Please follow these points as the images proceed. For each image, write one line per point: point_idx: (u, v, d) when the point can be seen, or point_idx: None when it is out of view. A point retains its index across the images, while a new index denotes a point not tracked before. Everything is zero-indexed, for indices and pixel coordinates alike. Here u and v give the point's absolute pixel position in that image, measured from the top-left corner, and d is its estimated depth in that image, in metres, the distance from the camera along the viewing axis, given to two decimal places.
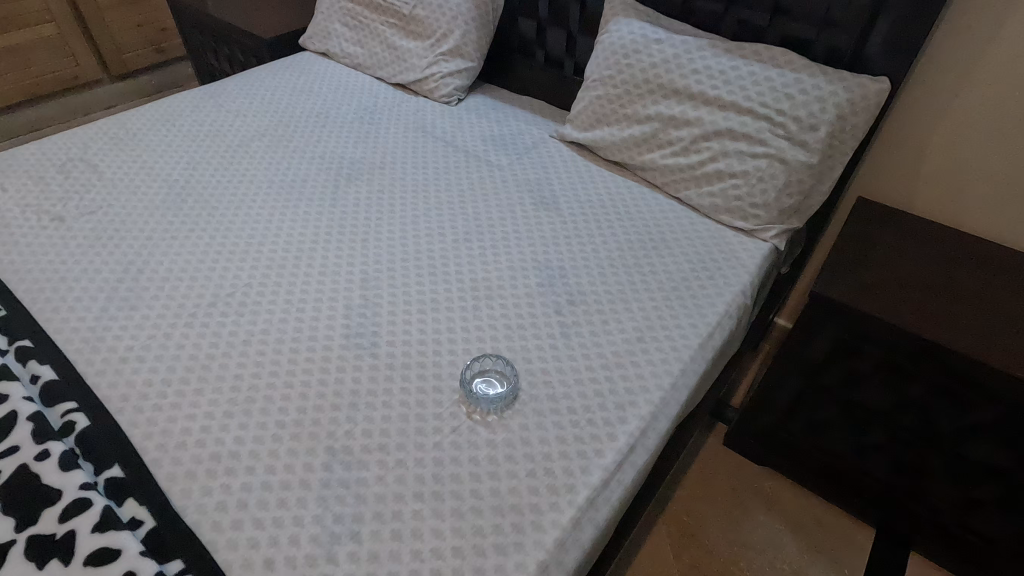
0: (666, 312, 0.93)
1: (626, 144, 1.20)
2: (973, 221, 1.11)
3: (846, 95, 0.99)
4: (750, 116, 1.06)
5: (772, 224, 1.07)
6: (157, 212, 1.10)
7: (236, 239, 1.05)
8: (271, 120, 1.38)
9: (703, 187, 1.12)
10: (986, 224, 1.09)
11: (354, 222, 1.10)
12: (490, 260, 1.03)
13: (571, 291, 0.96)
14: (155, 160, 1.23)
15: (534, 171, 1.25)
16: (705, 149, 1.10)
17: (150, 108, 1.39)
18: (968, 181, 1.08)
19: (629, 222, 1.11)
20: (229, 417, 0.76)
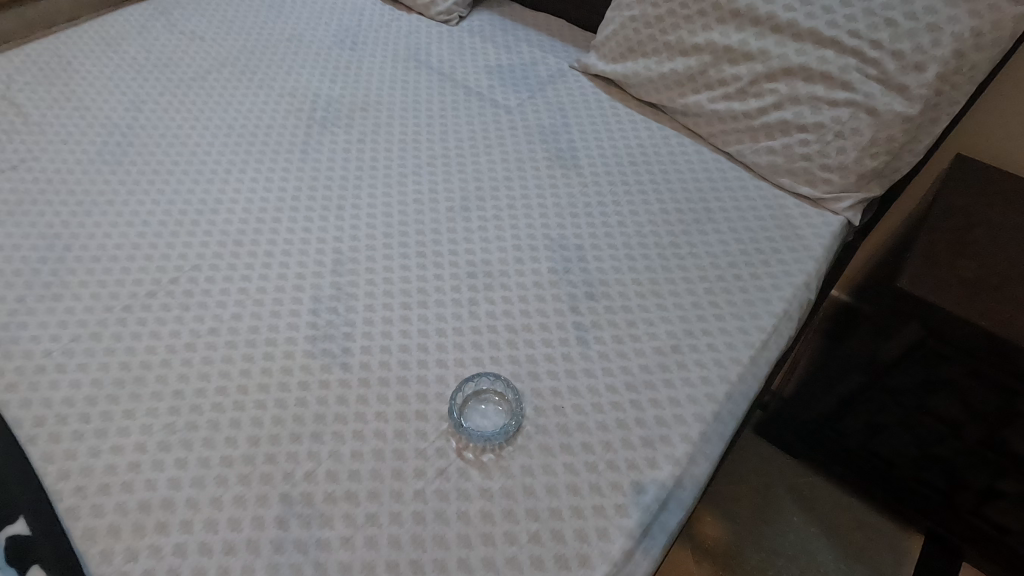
0: (710, 311, 0.74)
1: (666, 81, 0.96)
2: None
3: (970, 22, 0.74)
4: (833, 49, 0.82)
5: (845, 193, 0.85)
6: (90, 166, 0.91)
7: (186, 205, 0.87)
8: (233, 44, 1.14)
9: (761, 141, 0.89)
10: None
11: (329, 181, 0.91)
12: (492, 235, 0.83)
13: (592, 280, 0.78)
14: (92, 98, 1.02)
15: (549, 115, 1.02)
16: (768, 92, 0.87)
17: (88, 28, 1.15)
18: None
19: (665, 186, 0.90)
20: (165, 449, 0.62)
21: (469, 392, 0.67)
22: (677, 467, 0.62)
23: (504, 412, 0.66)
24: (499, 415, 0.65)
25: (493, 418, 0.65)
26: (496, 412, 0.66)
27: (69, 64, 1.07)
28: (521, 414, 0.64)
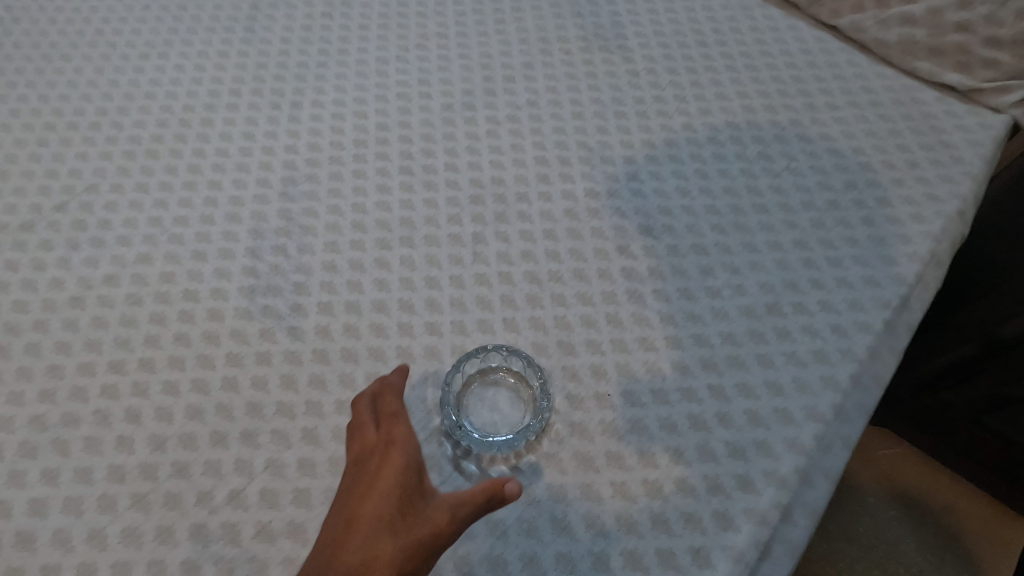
0: (822, 253, 0.52)
1: None
2: None
3: None
4: None
5: (1014, 82, 0.61)
6: None
7: (73, 89, 0.61)
8: None
9: (890, 9, 0.65)
10: None
11: (277, 56, 0.63)
12: (506, 142, 0.59)
13: (648, 208, 0.54)
14: None
15: None
16: None
17: None
18: None
19: (749, 73, 0.64)
20: (30, 456, 0.43)
21: (472, 373, 0.45)
22: (783, 493, 0.41)
23: (525, 403, 0.44)
24: (518, 407, 0.44)
25: (508, 412, 0.44)
26: (512, 403, 0.45)
27: None
28: (547, 412, 0.43)
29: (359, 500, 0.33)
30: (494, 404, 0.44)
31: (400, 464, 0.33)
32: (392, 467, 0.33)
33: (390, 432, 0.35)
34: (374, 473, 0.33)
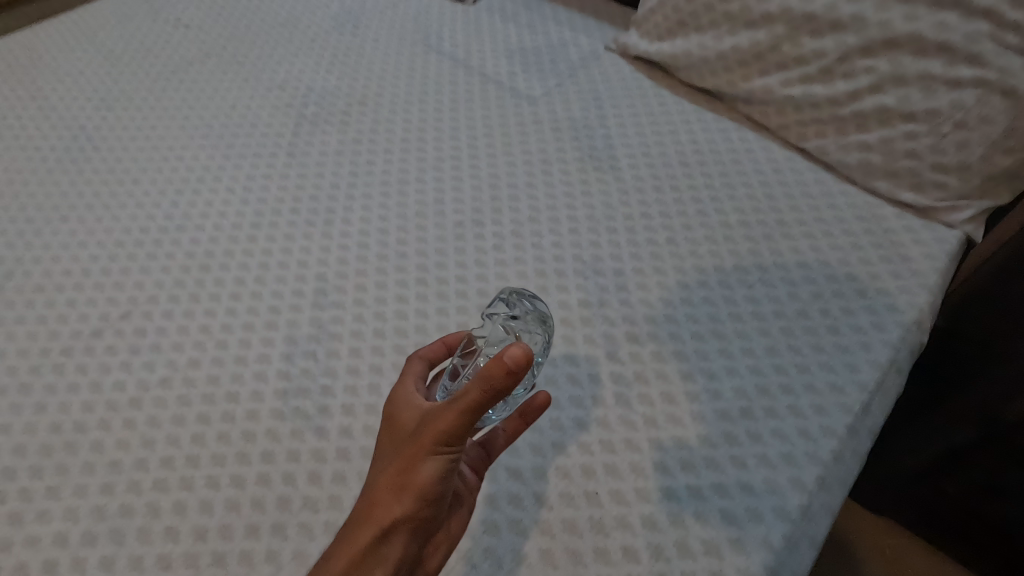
0: (790, 358, 0.57)
1: (725, 62, 0.78)
2: None
3: None
4: (953, 16, 0.62)
5: (965, 200, 0.66)
6: (45, 173, 0.78)
7: (150, 218, 0.73)
8: (221, 31, 1.01)
9: (850, 134, 0.70)
10: None
11: (316, 189, 0.76)
12: (508, 258, 0.68)
13: (633, 316, 0.61)
14: (55, 96, 0.89)
15: (580, 106, 0.85)
16: (862, 72, 0.68)
17: (63, 19, 1.04)
18: None
19: (724, 193, 0.73)
20: (89, 543, 0.50)
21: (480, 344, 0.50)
22: None
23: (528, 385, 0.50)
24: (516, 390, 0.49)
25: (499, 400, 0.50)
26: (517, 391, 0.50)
27: (37, 55, 0.96)
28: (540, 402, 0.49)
29: (381, 440, 0.42)
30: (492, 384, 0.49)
31: (401, 406, 0.42)
32: (397, 410, 0.42)
33: (395, 394, 0.44)
34: (396, 422, 0.42)
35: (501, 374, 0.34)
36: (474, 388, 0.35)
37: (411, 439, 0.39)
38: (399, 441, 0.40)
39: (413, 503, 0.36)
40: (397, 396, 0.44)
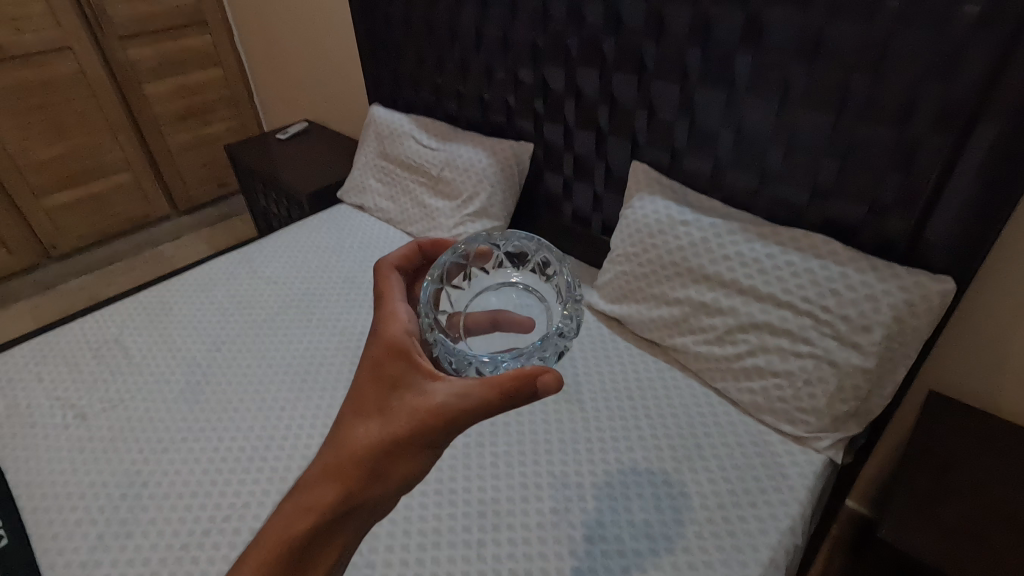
0: (699, 556, 0.80)
1: (656, 324, 1.11)
2: None
3: (903, 296, 0.87)
4: (790, 310, 0.95)
5: (824, 431, 0.94)
6: (173, 404, 1.10)
7: (245, 441, 1.02)
8: (299, 287, 1.39)
9: (741, 381, 1.00)
10: None
11: None
12: (502, 472, 0.94)
13: (589, 521, 0.86)
14: (180, 340, 1.25)
15: (557, 349, 1.18)
16: (741, 341, 1.00)
17: (187, 278, 1.45)
18: None
19: (659, 420, 1.01)
20: None
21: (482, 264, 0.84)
22: None
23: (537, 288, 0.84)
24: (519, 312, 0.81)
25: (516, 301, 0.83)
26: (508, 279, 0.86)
27: (169, 308, 1.34)
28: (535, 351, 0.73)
29: (382, 401, 0.62)
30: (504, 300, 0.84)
31: (399, 382, 0.62)
32: (397, 384, 0.62)
33: (391, 367, 0.63)
34: (395, 392, 0.62)
35: (516, 390, 0.58)
36: (489, 399, 0.58)
37: (416, 407, 0.61)
38: (398, 401, 0.62)
39: (413, 466, 0.61)
40: (390, 353, 0.64)
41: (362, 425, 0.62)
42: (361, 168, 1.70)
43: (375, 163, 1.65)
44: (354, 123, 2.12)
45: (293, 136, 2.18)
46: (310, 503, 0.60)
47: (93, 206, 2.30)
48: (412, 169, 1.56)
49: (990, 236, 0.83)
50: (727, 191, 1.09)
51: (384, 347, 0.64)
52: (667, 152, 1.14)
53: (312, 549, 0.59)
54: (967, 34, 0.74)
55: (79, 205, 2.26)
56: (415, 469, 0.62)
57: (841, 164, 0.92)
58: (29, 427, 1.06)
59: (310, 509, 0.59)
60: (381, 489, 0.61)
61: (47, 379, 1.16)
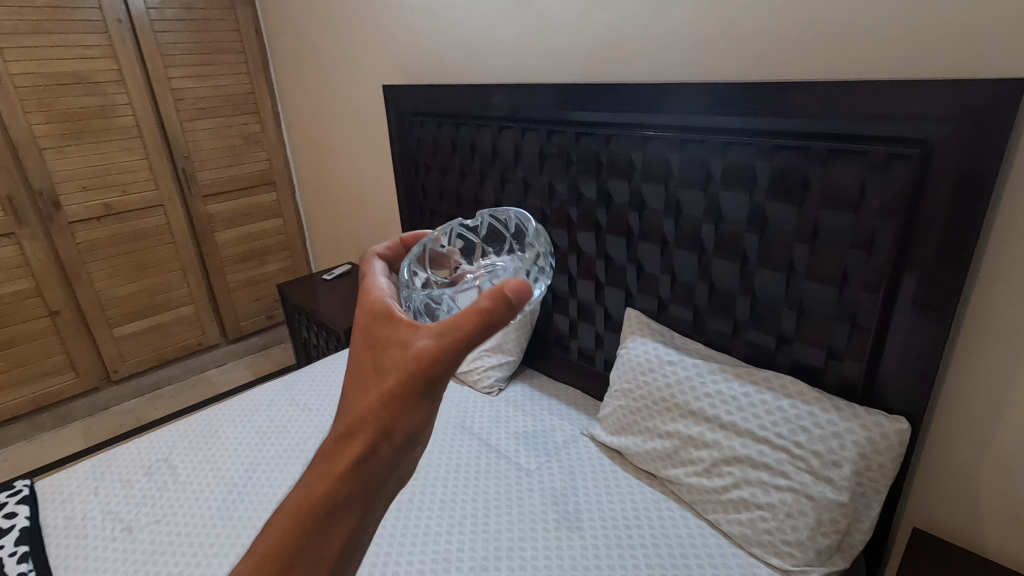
0: None
1: (651, 455, 1.21)
2: None
3: (864, 433, 0.97)
4: (767, 445, 1.05)
5: (811, 565, 0.98)
6: (211, 521, 1.21)
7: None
8: (331, 414, 1.54)
9: (730, 513, 1.07)
10: None
11: (379, 537, 1.14)
12: None
13: None
14: (222, 462, 1.38)
15: (562, 479, 1.27)
16: (727, 473, 1.08)
17: (233, 404, 1.61)
18: None
19: (653, 549, 1.07)
20: None
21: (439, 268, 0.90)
22: None
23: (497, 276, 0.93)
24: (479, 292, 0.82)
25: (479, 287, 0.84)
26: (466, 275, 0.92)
27: (215, 431, 1.49)
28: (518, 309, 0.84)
29: (373, 349, 0.61)
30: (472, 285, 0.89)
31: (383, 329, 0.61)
32: (384, 332, 0.61)
33: (373, 321, 0.63)
34: (383, 341, 0.61)
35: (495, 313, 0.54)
36: (470, 325, 0.54)
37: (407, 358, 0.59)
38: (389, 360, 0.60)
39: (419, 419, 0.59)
40: (371, 310, 0.63)
41: (360, 392, 0.60)
42: None
43: None
44: None
45: (337, 277, 2.47)
46: (317, 479, 0.58)
47: (156, 335, 2.57)
48: None
49: (931, 381, 0.95)
50: (707, 336, 1.24)
51: (368, 313, 0.63)
52: (655, 301, 1.32)
53: (329, 526, 0.57)
54: (876, 219, 0.93)
55: (144, 334, 2.54)
56: (420, 423, 0.59)
57: (798, 317, 1.08)
58: (81, 538, 1.18)
59: (318, 482, 0.57)
60: (386, 450, 0.58)
61: (102, 494, 1.29)
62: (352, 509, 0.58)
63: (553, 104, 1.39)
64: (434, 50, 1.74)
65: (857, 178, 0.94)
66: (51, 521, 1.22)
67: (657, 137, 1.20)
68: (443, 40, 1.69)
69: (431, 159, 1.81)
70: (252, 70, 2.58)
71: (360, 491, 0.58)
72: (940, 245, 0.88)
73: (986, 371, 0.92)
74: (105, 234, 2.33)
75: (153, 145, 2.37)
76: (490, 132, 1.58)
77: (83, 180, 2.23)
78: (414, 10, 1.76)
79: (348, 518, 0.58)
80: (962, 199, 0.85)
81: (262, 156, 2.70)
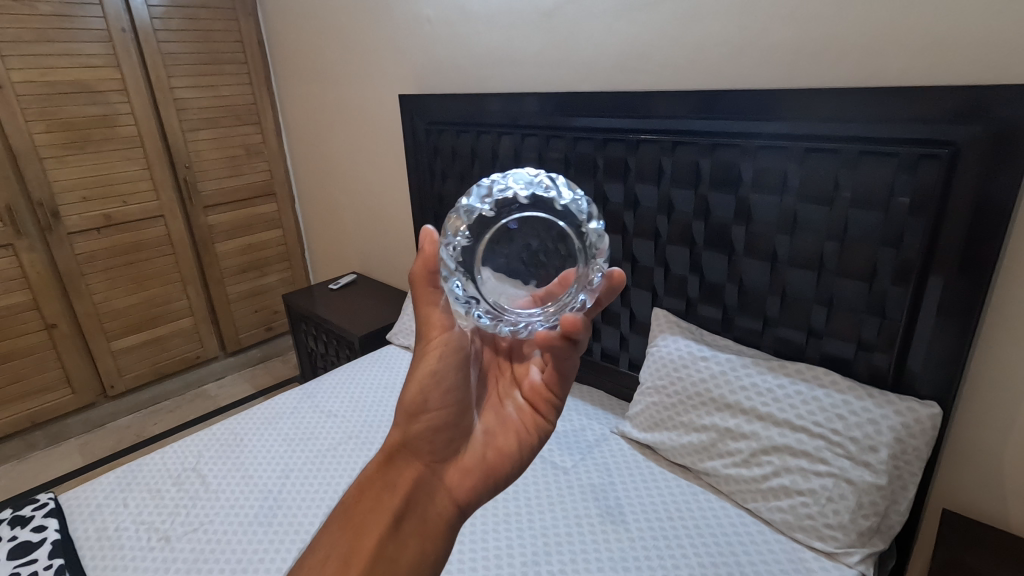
0: None
1: (686, 449, 1.25)
2: None
3: (898, 419, 1.03)
4: (805, 433, 1.09)
5: (853, 547, 1.03)
6: (251, 528, 1.20)
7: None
8: (357, 419, 1.53)
9: (771, 501, 1.11)
10: None
11: None
12: None
13: None
14: (252, 470, 1.37)
15: (600, 475, 1.29)
16: (766, 463, 1.13)
17: (257, 412, 1.59)
18: None
19: (699, 540, 1.10)
20: None
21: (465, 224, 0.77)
22: None
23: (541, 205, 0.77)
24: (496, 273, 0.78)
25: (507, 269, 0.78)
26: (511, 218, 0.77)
27: (240, 440, 1.47)
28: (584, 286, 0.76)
29: None
30: (519, 243, 0.77)
31: None
32: None
33: None
34: None
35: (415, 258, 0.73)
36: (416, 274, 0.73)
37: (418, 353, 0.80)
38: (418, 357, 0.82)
39: (415, 394, 0.75)
40: None
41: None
42: (409, 314, 1.93)
43: None
44: (400, 277, 2.41)
45: (343, 287, 2.45)
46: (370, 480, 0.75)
47: (154, 348, 2.52)
48: None
49: (959, 369, 1.02)
50: (737, 332, 1.29)
51: None
52: (683, 301, 1.37)
53: (369, 513, 0.68)
54: (906, 215, 1.00)
55: (142, 347, 2.48)
56: (422, 403, 0.74)
57: (828, 312, 1.14)
58: (116, 548, 1.15)
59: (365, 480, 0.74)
60: (403, 436, 0.74)
61: (132, 504, 1.27)
62: (383, 496, 0.70)
63: (578, 112, 1.44)
64: (452, 60, 1.78)
65: (887, 178, 1.00)
66: (83, 533, 1.19)
67: (686, 143, 1.25)
68: (462, 50, 1.73)
69: (448, 167, 1.84)
70: (254, 80, 2.58)
71: (391, 477, 0.72)
72: (966, 240, 0.95)
73: (1012, 357, 0.99)
74: (104, 245, 2.28)
75: (155, 155, 2.33)
76: (512, 140, 1.62)
77: (83, 191, 2.18)
78: (432, 21, 1.80)
79: (381, 502, 0.69)
80: (988, 196, 0.92)
81: (263, 166, 2.69)
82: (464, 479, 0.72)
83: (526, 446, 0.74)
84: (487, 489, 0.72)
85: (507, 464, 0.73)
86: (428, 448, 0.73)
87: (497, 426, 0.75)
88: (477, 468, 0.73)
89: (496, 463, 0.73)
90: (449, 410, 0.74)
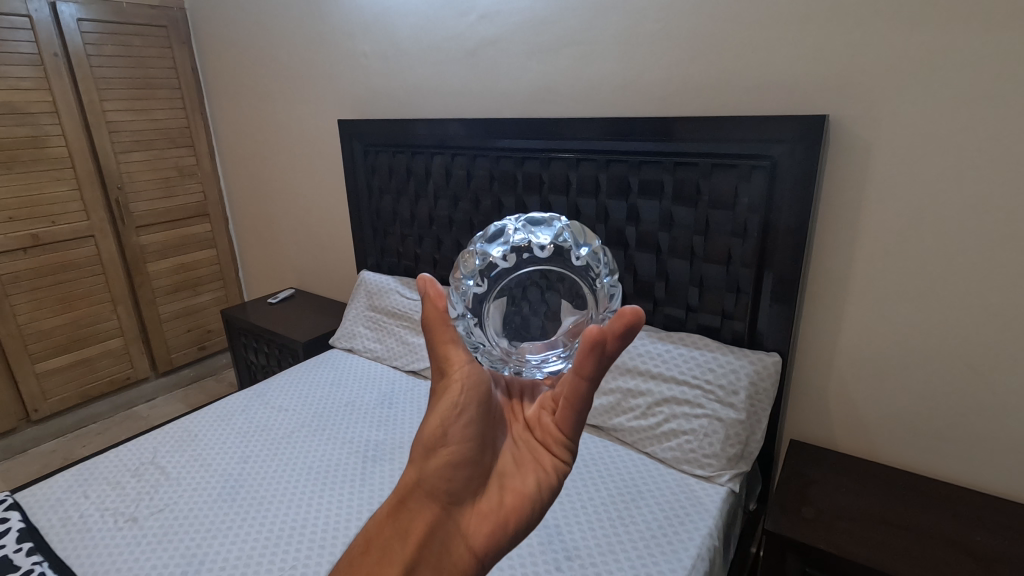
0: (650, 559, 1.11)
1: (597, 410, 1.50)
2: (892, 445, 1.32)
3: (751, 368, 1.34)
4: (686, 385, 1.38)
5: (724, 470, 1.31)
6: (216, 505, 1.31)
7: (282, 524, 1.25)
8: (308, 411, 1.67)
9: (664, 442, 1.38)
10: (901, 448, 1.31)
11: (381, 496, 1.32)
12: None
13: (567, 547, 1.15)
14: (211, 459, 1.47)
15: None
16: (658, 412, 1.40)
17: (208, 412, 1.68)
18: (870, 414, 1.33)
19: (608, 476, 1.35)
20: None
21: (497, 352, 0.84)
22: None
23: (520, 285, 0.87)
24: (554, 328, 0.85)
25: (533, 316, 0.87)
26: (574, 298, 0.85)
27: (196, 435, 1.57)
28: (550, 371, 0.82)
29: None
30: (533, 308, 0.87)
31: None
32: None
33: None
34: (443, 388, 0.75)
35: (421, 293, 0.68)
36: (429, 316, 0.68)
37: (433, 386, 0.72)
38: None
39: (436, 428, 0.67)
40: None
41: None
42: (351, 319, 2.09)
43: (364, 313, 2.06)
44: (339, 289, 2.55)
45: (282, 300, 2.55)
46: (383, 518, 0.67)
47: (81, 370, 2.48)
48: (395, 316, 1.97)
49: (791, 327, 1.34)
50: None
51: None
52: None
53: (374, 563, 0.61)
54: (747, 211, 1.32)
55: (68, 369, 2.44)
56: (435, 440, 0.67)
57: (701, 291, 1.45)
58: (83, 532, 1.23)
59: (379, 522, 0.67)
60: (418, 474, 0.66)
61: (94, 496, 1.34)
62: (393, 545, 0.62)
63: (497, 134, 1.70)
64: (386, 90, 2.00)
65: (732, 184, 1.33)
66: (46, 523, 1.26)
67: (587, 160, 1.54)
68: (396, 82, 1.96)
69: (386, 183, 2.05)
70: (187, 105, 2.67)
71: (399, 528, 0.63)
72: (789, 228, 1.28)
73: (826, 315, 1.33)
74: (29, 267, 2.27)
75: (85, 176, 2.36)
76: (443, 159, 1.86)
77: (11, 210, 2.18)
78: (368, 56, 2.01)
79: (391, 556, 0.61)
80: (797, 195, 1.25)
81: (196, 187, 2.76)
82: (484, 526, 0.63)
83: (545, 486, 0.66)
84: (511, 542, 0.63)
85: (527, 506, 0.65)
86: (442, 485, 0.65)
87: (515, 467, 0.67)
88: (497, 515, 0.64)
89: (514, 505, 0.64)
90: (463, 448, 0.66)
